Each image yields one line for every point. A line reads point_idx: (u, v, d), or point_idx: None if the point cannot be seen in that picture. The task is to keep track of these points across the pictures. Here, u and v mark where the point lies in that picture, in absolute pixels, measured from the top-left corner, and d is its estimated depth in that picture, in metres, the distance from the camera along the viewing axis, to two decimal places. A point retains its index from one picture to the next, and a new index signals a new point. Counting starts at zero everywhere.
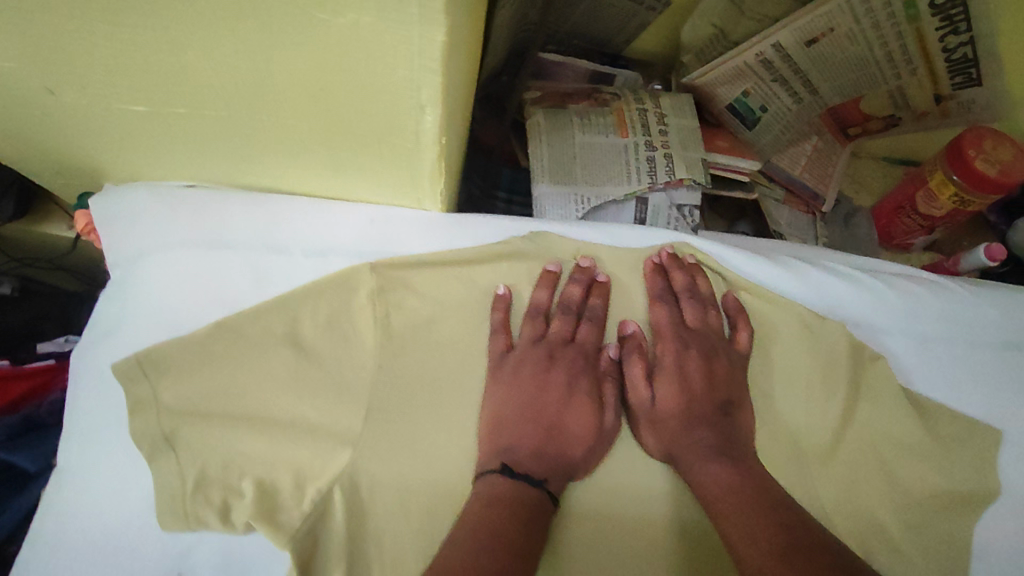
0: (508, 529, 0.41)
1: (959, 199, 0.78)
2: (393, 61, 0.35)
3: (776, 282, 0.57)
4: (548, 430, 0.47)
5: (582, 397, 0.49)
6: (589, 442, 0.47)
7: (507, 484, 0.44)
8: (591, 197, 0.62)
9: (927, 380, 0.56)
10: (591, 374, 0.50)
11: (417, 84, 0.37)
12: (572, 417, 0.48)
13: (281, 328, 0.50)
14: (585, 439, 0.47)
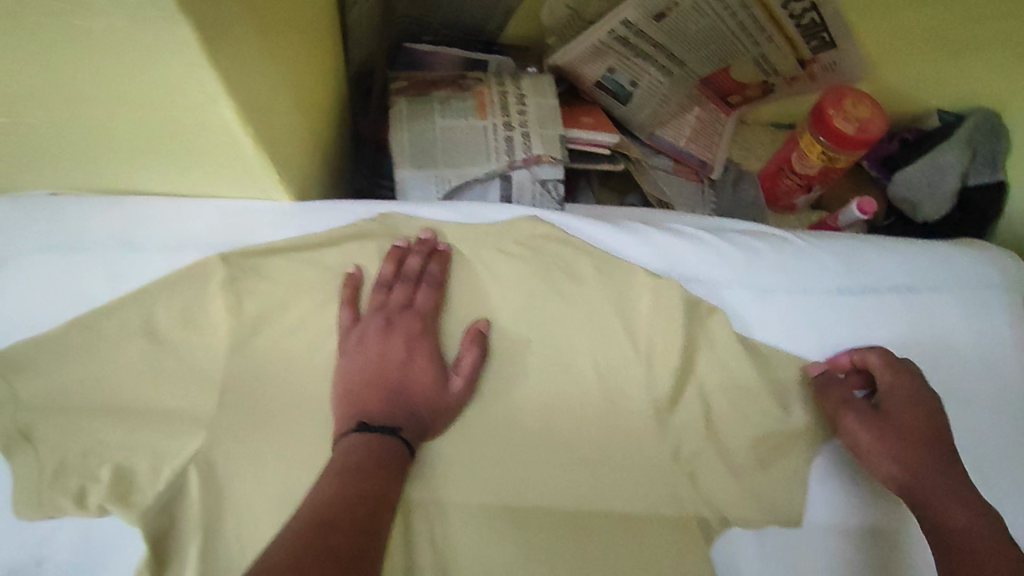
0: (366, 477, 0.45)
1: (828, 158, 0.82)
2: (160, 58, 0.38)
3: (620, 246, 0.60)
4: (392, 394, 0.50)
5: (424, 360, 0.51)
6: (430, 401, 0.51)
7: (357, 440, 0.47)
8: (452, 177, 0.65)
9: (766, 325, 0.59)
10: (433, 341, 0.53)
11: (194, 78, 0.40)
12: (415, 379, 0.51)
13: (136, 321, 0.53)
14: (427, 397, 0.51)
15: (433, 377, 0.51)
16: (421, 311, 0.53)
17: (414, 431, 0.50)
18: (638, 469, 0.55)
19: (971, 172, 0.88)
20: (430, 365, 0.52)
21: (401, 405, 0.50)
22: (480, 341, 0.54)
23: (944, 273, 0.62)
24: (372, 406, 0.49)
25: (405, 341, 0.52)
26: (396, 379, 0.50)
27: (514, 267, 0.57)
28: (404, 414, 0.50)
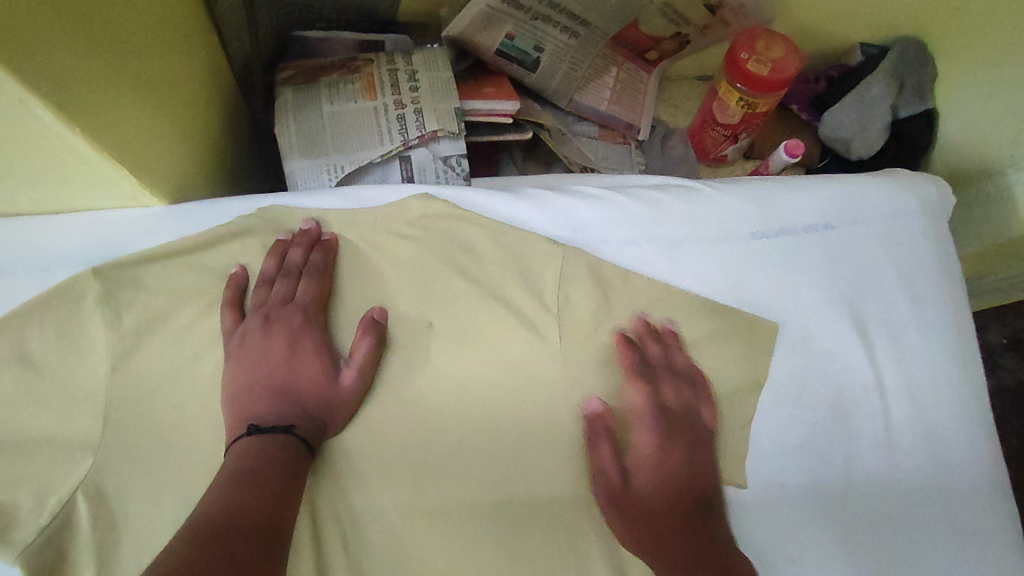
0: (266, 476, 0.43)
1: (747, 104, 0.79)
2: None
3: (521, 215, 0.56)
4: (281, 393, 0.48)
5: (311, 354, 0.50)
6: (324, 396, 0.49)
7: (253, 441, 0.45)
8: (344, 163, 0.62)
9: (683, 279, 0.56)
10: (321, 333, 0.51)
11: None
12: (302, 375, 0.49)
13: (6, 349, 0.49)
14: (318, 394, 0.49)
15: (326, 370, 0.49)
16: (306, 304, 0.51)
17: (311, 430, 0.47)
18: (562, 445, 0.52)
19: (900, 104, 0.85)
20: (321, 360, 0.50)
21: (294, 405, 0.48)
22: (375, 329, 0.52)
23: (858, 206, 0.60)
24: (262, 406, 0.47)
25: (290, 339, 0.50)
26: (285, 379, 0.48)
27: (407, 248, 0.54)
28: (300, 413, 0.47)
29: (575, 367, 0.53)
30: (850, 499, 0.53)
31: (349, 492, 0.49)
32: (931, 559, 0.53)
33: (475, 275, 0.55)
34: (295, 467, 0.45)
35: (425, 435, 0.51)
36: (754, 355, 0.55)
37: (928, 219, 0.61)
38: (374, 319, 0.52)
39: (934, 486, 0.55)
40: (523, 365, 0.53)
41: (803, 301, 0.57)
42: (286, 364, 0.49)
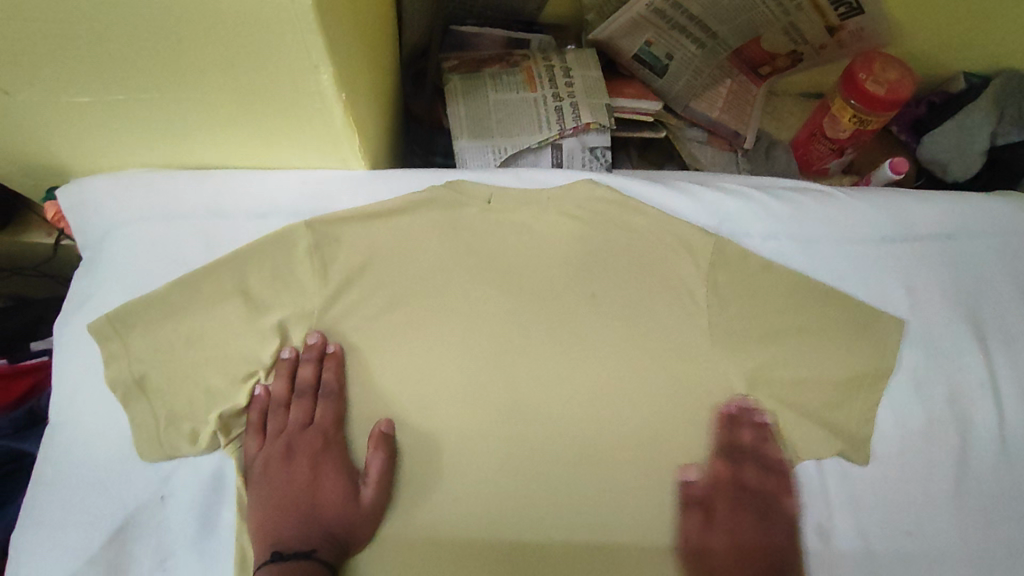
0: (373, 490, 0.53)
1: (859, 121, 0.84)
2: (275, 7, 0.42)
3: (673, 203, 0.64)
4: (734, 502, 0.59)
5: (334, 460, 0.54)
6: (772, 505, 0.58)
7: (721, 540, 0.57)
8: (508, 146, 0.69)
9: (818, 271, 0.63)
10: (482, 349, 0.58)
11: (300, 31, 0.44)
12: (328, 491, 0.53)
13: (230, 283, 0.57)
14: (778, 545, 0.57)
15: (768, 493, 0.58)
16: (286, 399, 0.56)
17: (767, 536, 0.57)
18: (706, 411, 0.58)
19: (999, 133, 0.90)
20: (764, 481, 0.58)
21: (726, 451, 0.58)
22: (385, 442, 0.54)
23: (980, 220, 0.65)
24: (696, 500, 0.57)
25: (307, 455, 0.54)
26: (720, 498, 0.58)
27: (574, 225, 0.62)
28: (749, 498, 0.58)
29: (721, 339, 0.59)
30: (968, 482, 0.58)
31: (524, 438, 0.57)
32: None
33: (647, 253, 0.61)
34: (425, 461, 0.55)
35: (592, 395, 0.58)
36: (883, 346, 0.60)
37: None
38: (330, 353, 0.56)
39: None
40: (672, 338, 0.60)
41: (925, 300, 0.62)
42: (716, 478, 0.59)
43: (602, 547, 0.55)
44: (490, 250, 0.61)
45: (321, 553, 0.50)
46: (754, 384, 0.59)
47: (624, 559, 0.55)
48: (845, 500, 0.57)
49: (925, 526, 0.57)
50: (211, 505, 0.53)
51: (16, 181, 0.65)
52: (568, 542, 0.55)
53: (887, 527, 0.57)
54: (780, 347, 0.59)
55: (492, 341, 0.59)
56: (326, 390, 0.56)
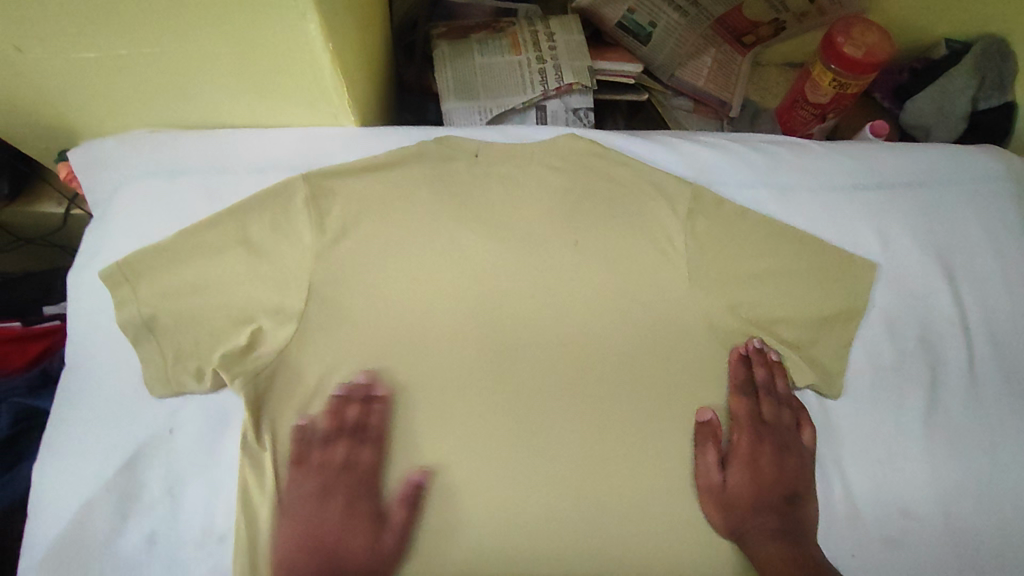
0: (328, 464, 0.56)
1: (838, 84, 0.86)
2: None
3: (652, 154, 0.67)
4: (754, 439, 0.59)
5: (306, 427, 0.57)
6: (788, 440, 0.60)
7: (741, 475, 0.58)
8: (493, 107, 0.72)
9: (792, 218, 0.66)
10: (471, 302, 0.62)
11: None
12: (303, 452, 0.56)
13: (233, 233, 0.60)
14: (795, 479, 0.58)
15: (783, 429, 0.60)
16: (332, 436, 0.57)
17: (785, 472, 0.58)
18: (685, 349, 0.61)
19: (981, 97, 0.92)
20: (779, 417, 0.60)
21: (745, 388, 0.60)
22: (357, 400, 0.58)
23: (949, 169, 0.68)
24: (715, 434, 0.59)
25: (342, 495, 0.55)
26: (739, 435, 0.60)
27: (557, 177, 0.65)
28: (767, 433, 0.59)
29: (702, 282, 0.61)
30: (934, 416, 0.61)
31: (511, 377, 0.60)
32: (1012, 478, 0.60)
33: (633, 204, 0.64)
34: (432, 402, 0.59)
35: (575, 337, 0.62)
36: (854, 286, 0.63)
37: (1015, 183, 0.69)
38: (376, 396, 0.58)
39: (1014, 409, 0.62)
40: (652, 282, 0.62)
41: (896, 244, 0.65)
42: (734, 415, 0.60)
43: (584, 479, 0.58)
44: (477, 201, 0.63)
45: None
46: (732, 323, 0.61)
47: (608, 491, 0.57)
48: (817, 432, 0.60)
49: (895, 456, 0.60)
50: (218, 437, 0.57)
51: (31, 143, 0.68)
52: (555, 475, 0.58)
53: (858, 455, 0.60)
54: (757, 289, 0.62)
55: (481, 288, 0.62)
56: (371, 432, 0.58)
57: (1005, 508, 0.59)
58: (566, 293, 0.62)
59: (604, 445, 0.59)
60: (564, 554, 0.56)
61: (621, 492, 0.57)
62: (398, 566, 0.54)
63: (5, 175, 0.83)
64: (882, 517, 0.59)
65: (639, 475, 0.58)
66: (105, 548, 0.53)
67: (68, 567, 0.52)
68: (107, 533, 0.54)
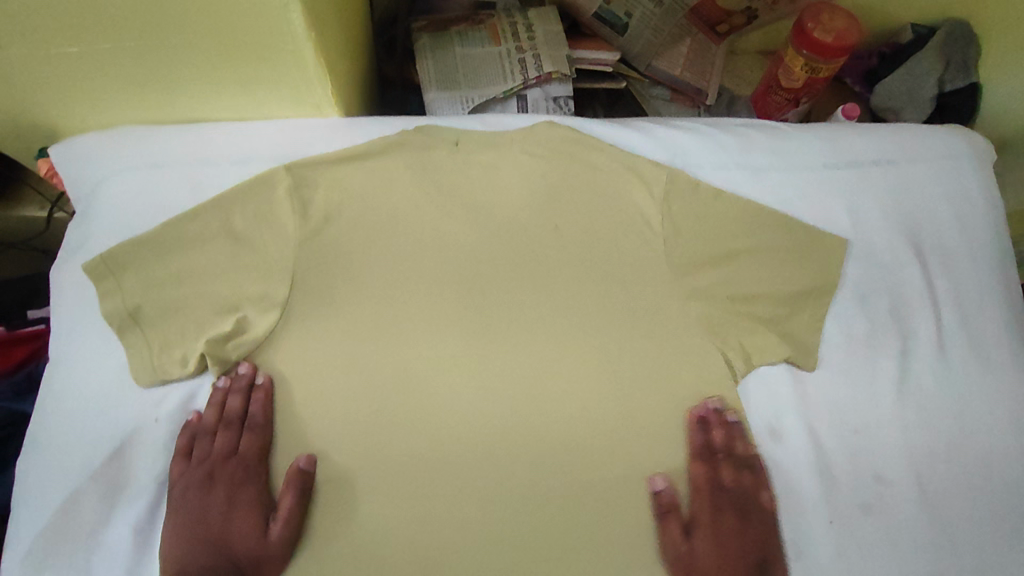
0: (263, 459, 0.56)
1: (810, 69, 0.89)
2: None
3: (629, 139, 0.69)
4: (713, 505, 0.58)
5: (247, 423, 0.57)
6: (748, 504, 0.58)
7: (705, 546, 0.57)
8: (474, 96, 0.74)
9: (766, 198, 0.67)
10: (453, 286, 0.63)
11: None
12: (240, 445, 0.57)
13: (218, 224, 0.61)
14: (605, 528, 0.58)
15: (742, 492, 0.58)
16: (214, 427, 0.57)
17: (749, 536, 0.57)
18: (665, 326, 0.63)
19: (946, 80, 0.95)
20: (738, 479, 0.59)
21: (702, 453, 0.59)
22: (239, 399, 0.57)
23: (915, 147, 0.71)
24: (652, 422, 0.61)
25: (226, 484, 0.55)
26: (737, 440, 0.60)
27: (536, 162, 0.66)
28: (724, 499, 0.58)
29: (677, 261, 0.64)
30: (906, 386, 0.63)
31: (496, 359, 0.62)
32: (977, 443, 0.62)
33: (611, 188, 0.66)
34: (418, 386, 0.60)
35: (557, 318, 0.63)
36: (827, 262, 0.65)
37: (978, 160, 0.71)
38: (258, 384, 0.58)
39: (982, 377, 0.64)
40: (630, 263, 0.64)
41: (866, 221, 0.67)
42: (694, 483, 0.59)
43: (568, 453, 0.60)
44: (458, 189, 0.65)
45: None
46: (710, 302, 0.63)
47: (589, 464, 0.60)
48: (792, 403, 0.62)
49: (869, 425, 0.62)
50: (202, 424, 0.57)
51: (11, 142, 0.69)
52: (541, 453, 0.59)
53: (835, 426, 0.62)
54: (731, 268, 0.64)
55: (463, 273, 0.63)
56: (251, 420, 0.57)
57: (975, 473, 0.61)
58: (547, 275, 0.64)
59: (585, 420, 0.61)
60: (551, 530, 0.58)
61: (599, 467, 0.60)
62: (360, 550, 0.55)
63: None
64: (859, 485, 0.60)
65: (620, 449, 0.60)
66: (90, 538, 0.53)
67: (54, 559, 0.52)
68: (93, 524, 0.53)
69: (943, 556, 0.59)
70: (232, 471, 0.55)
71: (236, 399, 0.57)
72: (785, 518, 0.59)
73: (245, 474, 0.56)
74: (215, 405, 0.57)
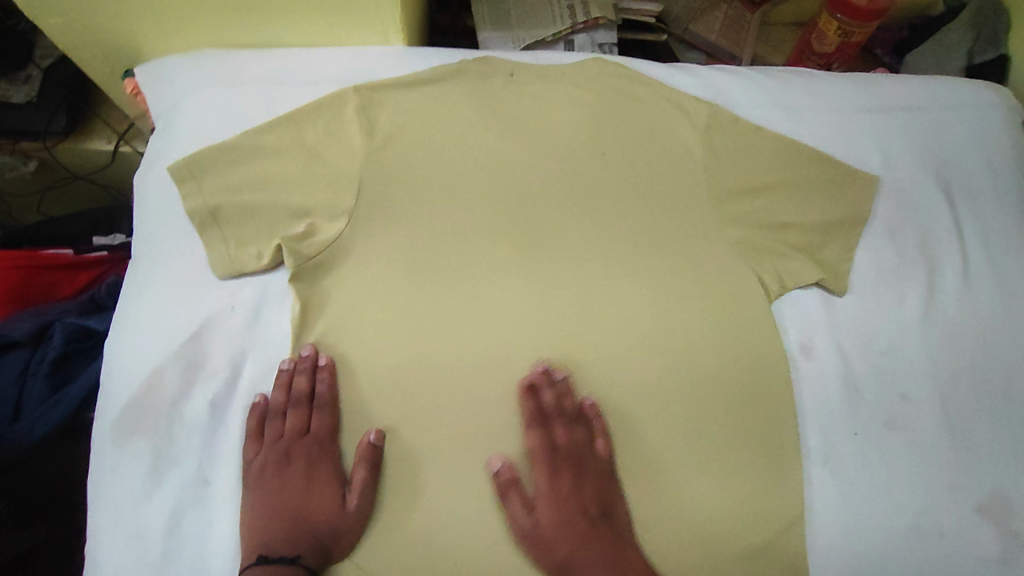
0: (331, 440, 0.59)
1: (844, 32, 0.92)
2: None
3: (672, 78, 0.74)
4: (568, 467, 0.60)
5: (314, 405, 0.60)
6: (583, 471, 0.60)
7: (558, 506, 0.58)
8: (525, 37, 0.79)
9: (802, 136, 0.71)
10: (506, 205, 0.67)
11: None
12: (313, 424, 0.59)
13: (291, 137, 0.65)
14: (329, 517, 0.56)
15: (761, 433, 0.63)
16: (283, 408, 0.60)
17: (762, 473, 0.61)
18: (707, 250, 0.66)
19: (976, 51, 0.97)
20: (593, 446, 0.61)
21: (559, 417, 0.61)
22: (303, 375, 0.60)
23: (946, 96, 0.74)
24: (691, 338, 0.64)
25: (302, 460, 0.58)
26: (527, 427, 0.61)
27: (586, 95, 0.70)
28: (742, 438, 0.62)
29: (720, 189, 0.67)
30: (931, 315, 0.67)
31: (544, 274, 0.65)
32: (998, 371, 0.65)
33: (657, 121, 0.69)
34: (471, 293, 0.64)
35: (603, 239, 0.67)
36: (861, 196, 0.68)
37: (1007, 110, 0.75)
38: (320, 365, 0.60)
39: (1005, 310, 0.67)
40: (676, 190, 0.67)
41: (899, 161, 0.71)
42: (715, 423, 0.63)
43: (609, 362, 0.63)
44: (513, 115, 0.69)
45: (305, 559, 0.54)
46: (750, 228, 0.66)
47: (629, 373, 0.63)
48: (823, 323, 0.66)
49: (893, 348, 0.66)
50: (213, 327, 0.61)
51: (98, 65, 0.74)
52: (585, 361, 0.63)
53: (860, 346, 0.66)
54: (771, 196, 0.67)
55: (516, 193, 0.67)
56: (318, 400, 0.59)
57: (994, 397, 0.65)
58: (594, 199, 0.68)
59: (627, 333, 0.64)
60: (590, 431, 0.62)
61: (639, 377, 0.63)
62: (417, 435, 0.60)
63: (62, 109, 0.87)
64: (882, 402, 0.64)
65: (659, 361, 0.64)
66: (173, 408, 0.59)
67: (140, 424, 0.58)
68: (174, 395, 0.59)
69: (960, 470, 0.62)
70: (304, 451, 0.59)
71: (300, 380, 0.60)
72: (810, 426, 0.64)
73: (315, 452, 0.59)
74: (285, 386, 0.60)
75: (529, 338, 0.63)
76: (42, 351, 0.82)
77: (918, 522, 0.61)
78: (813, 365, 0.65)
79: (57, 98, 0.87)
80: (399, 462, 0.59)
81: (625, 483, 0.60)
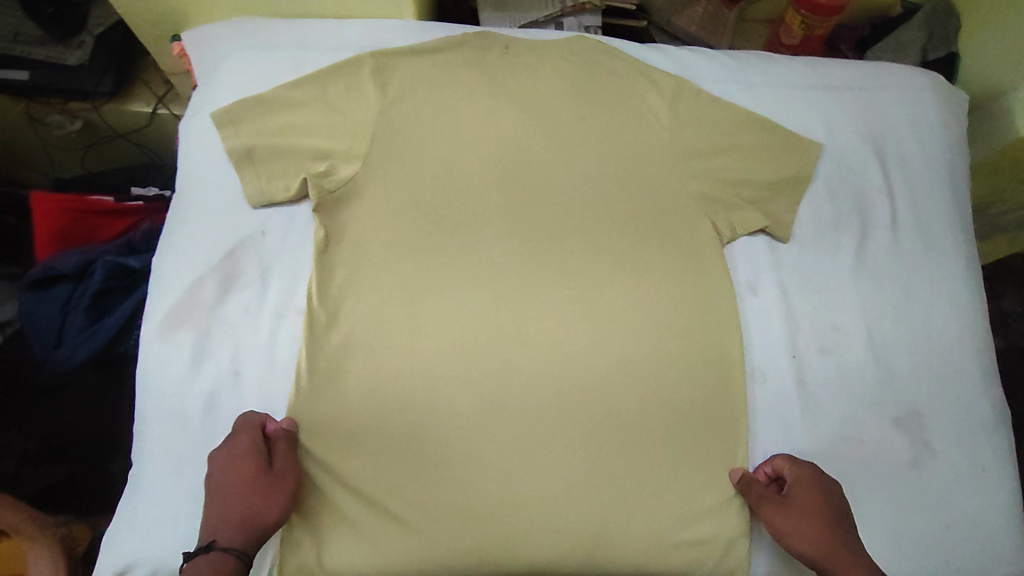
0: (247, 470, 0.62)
1: (807, 26, 1.03)
2: None
3: (647, 55, 0.85)
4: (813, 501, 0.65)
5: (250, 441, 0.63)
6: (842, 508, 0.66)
7: (800, 533, 0.64)
8: (520, 18, 0.91)
9: (757, 106, 0.82)
10: (497, 157, 0.77)
11: None
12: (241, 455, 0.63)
13: (314, 91, 0.75)
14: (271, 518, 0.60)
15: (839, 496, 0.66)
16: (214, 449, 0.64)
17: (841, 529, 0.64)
18: (671, 199, 0.76)
19: (930, 49, 1.08)
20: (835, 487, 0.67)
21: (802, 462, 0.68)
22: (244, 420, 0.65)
23: (885, 77, 0.85)
24: (654, 274, 0.74)
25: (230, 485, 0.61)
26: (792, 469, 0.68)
27: (570, 66, 0.81)
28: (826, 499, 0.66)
29: (686, 148, 0.77)
30: (862, 260, 0.77)
31: (528, 217, 0.76)
32: (918, 310, 0.76)
33: (631, 89, 0.80)
34: (465, 229, 0.75)
35: (579, 189, 0.77)
36: (806, 158, 0.79)
37: (937, 91, 0.86)
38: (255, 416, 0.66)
39: (925, 259, 0.78)
40: (646, 148, 0.78)
41: (840, 130, 0.82)
42: (790, 483, 0.67)
43: (581, 291, 0.74)
44: (506, 81, 0.80)
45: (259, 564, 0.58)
46: (711, 183, 0.76)
47: (598, 301, 0.74)
48: (769, 263, 0.77)
49: (828, 287, 0.76)
50: (256, 246, 0.73)
51: (148, 30, 0.86)
52: (562, 290, 0.74)
53: (799, 284, 0.76)
54: (731, 156, 0.77)
55: (507, 147, 0.78)
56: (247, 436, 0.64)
57: (914, 330, 0.75)
58: (573, 154, 0.78)
59: (598, 269, 0.75)
60: (563, 349, 0.72)
61: (605, 305, 0.73)
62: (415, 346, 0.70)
63: (109, 73, 0.99)
64: (816, 331, 0.75)
65: (624, 293, 0.74)
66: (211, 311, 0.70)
67: (183, 323, 0.69)
68: (212, 300, 0.70)
69: (879, 391, 0.73)
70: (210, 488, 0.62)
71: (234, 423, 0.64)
72: (754, 350, 0.74)
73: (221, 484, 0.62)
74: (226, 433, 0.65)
75: (514, 270, 0.74)
76: (85, 286, 0.91)
77: (840, 431, 0.71)
78: (759, 299, 0.76)
79: (106, 63, 0.98)
80: (398, 369, 0.69)
81: (591, 391, 0.70)
